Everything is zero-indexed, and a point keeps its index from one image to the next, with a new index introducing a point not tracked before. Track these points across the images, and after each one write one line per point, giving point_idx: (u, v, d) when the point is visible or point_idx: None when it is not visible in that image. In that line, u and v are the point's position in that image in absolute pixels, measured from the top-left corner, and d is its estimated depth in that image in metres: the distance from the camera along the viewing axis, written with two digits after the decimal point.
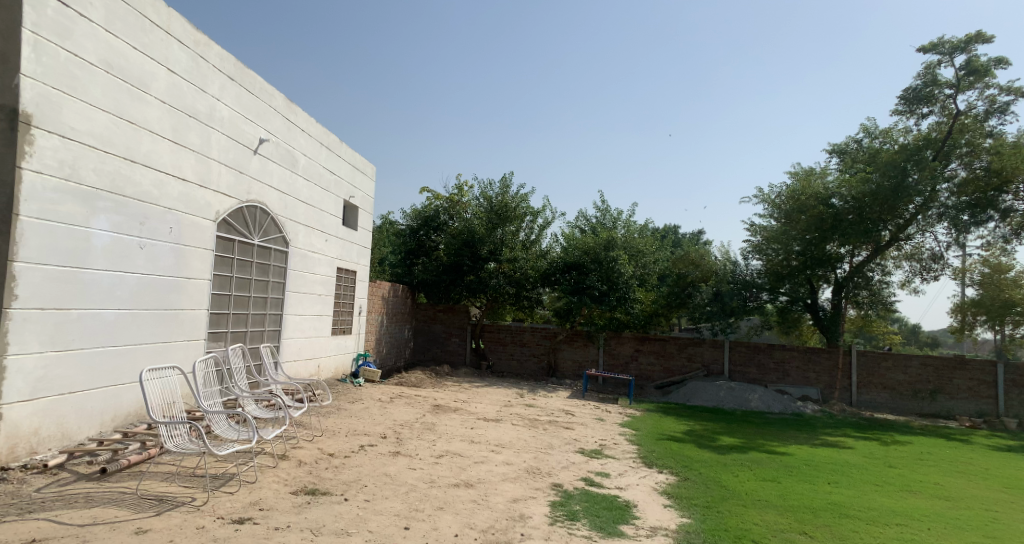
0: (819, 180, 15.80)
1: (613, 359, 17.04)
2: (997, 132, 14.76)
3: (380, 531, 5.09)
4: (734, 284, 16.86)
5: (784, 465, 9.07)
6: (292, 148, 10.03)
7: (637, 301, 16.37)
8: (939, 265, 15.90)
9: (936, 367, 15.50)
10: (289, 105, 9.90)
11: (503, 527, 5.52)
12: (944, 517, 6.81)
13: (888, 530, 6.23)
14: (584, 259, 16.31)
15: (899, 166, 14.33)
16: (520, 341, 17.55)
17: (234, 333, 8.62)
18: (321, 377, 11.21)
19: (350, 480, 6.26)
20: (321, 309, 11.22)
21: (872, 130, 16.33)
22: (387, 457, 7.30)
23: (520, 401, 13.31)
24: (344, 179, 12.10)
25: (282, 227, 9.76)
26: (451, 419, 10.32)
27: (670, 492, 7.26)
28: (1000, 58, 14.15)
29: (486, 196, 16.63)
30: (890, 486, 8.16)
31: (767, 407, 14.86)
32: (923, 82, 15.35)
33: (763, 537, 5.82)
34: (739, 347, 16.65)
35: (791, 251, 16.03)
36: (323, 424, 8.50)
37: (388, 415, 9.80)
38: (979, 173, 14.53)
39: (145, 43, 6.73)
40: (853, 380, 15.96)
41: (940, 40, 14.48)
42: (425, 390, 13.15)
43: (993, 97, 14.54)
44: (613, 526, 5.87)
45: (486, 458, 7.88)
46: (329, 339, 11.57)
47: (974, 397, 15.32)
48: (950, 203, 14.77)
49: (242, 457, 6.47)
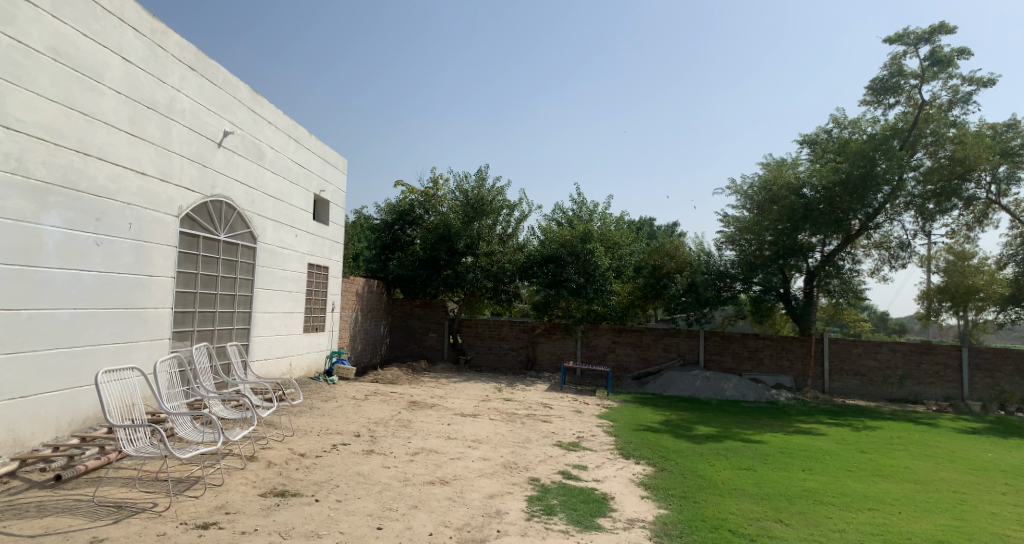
0: (791, 170, 15.95)
1: (591, 351, 17.06)
2: (959, 121, 15.03)
3: (352, 531, 4.98)
4: (708, 275, 17.00)
5: (759, 453, 9.15)
6: (258, 141, 9.79)
7: (614, 293, 16.36)
8: (907, 253, 16.17)
9: (904, 352, 15.80)
10: (255, 97, 9.64)
11: (479, 524, 5.44)
12: (914, 501, 6.91)
13: (861, 515, 6.29)
14: (561, 252, 16.16)
15: (867, 155, 14.51)
16: (497, 335, 17.47)
17: (200, 332, 8.38)
18: (293, 376, 10.99)
19: (322, 480, 6.12)
20: (292, 307, 11.01)
21: (842, 121, 16.51)
22: (360, 456, 7.17)
23: (498, 395, 13.23)
24: (314, 172, 11.86)
25: (249, 222, 9.53)
26: (427, 415, 10.21)
27: (647, 483, 7.26)
28: (962, 49, 14.39)
29: (462, 189, 16.48)
30: (861, 471, 8.26)
31: (742, 396, 15.02)
32: (889, 72, 15.54)
33: (739, 526, 5.84)
34: (713, 337, 16.79)
35: (763, 241, 16.26)
36: (295, 424, 8.33)
37: (362, 413, 9.65)
38: (944, 162, 14.72)
39: (96, 30, 6.46)
40: (825, 368, 16.21)
41: (904, 31, 14.67)
42: (402, 386, 13.01)
43: (956, 87, 14.79)
44: (591, 519, 5.83)
45: (463, 454, 7.80)
46: (301, 336, 11.36)
47: (940, 381, 15.64)
48: (916, 193, 15.02)
49: (209, 460, 6.30)
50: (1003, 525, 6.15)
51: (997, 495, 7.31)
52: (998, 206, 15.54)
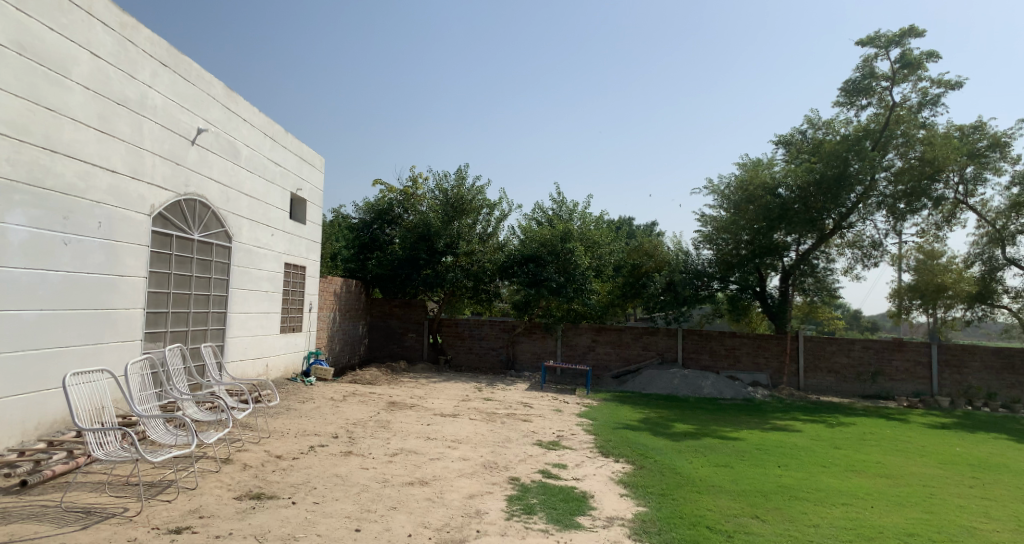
0: (766, 171, 16.17)
1: (571, 350, 17.13)
2: (929, 123, 15.36)
3: (330, 534, 4.94)
4: (686, 274, 17.17)
5: (736, 450, 9.26)
6: (233, 139, 9.65)
7: (593, 292, 16.43)
8: (879, 252, 16.47)
9: (877, 349, 16.11)
10: (230, 94, 9.51)
11: (459, 524, 5.43)
12: (886, 495, 7.06)
13: (834, 510, 6.41)
14: (541, 251, 16.17)
15: (841, 156, 14.76)
16: (477, 335, 17.44)
17: (173, 333, 8.25)
18: (269, 377, 10.86)
19: (299, 482, 6.06)
20: (268, 307, 10.88)
21: (816, 122, 16.78)
22: (338, 457, 7.11)
23: (478, 395, 13.21)
24: (291, 170, 11.73)
25: (224, 221, 9.40)
26: (406, 416, 10.16)
27: (626, 481, 7.30)
28: (931, 52, 14.70)
29: (441, 188, 16.43)
30: (835, 467, 8.41)
31: (719, 393, 15.19)
32: (862, 75, 15.82)
33: (717, 522, 5.90)
34: (691, 335, 16.93)
35: (740, 240, 16.48)
36: (272, 426, 8.23)
37: (341, 414, 9.57)
38: (914, 163, 15.02)
39: (63, 24, 6.32)
40: (800, 365, 16.46)
41: (876, 34, 14.95)
42: (381, 387, 12.92)
43: (925, 89, 15.11)
44: (570, 518, 5.85)
45: (442, 454, 7.77)
46: (277, 337, 11.23)
47: (911, 377, 15.96)
48: (888, 192, 15.31)
49: (182, 463, 6.20)
50: (971, 518, 6.30)
51: (965, 488, 7.50)
52: (965, 206, 15.93)
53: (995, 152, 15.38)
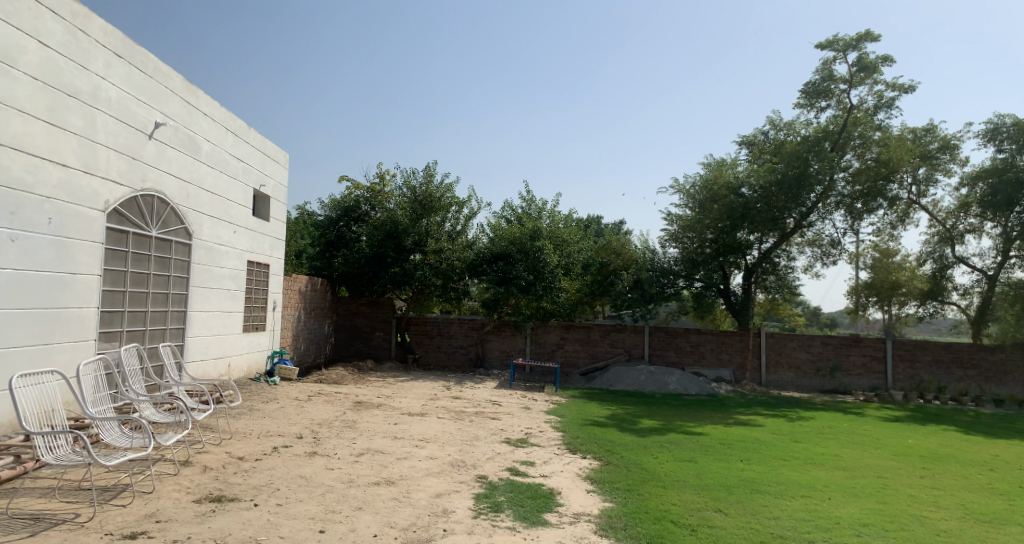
0: (730, 170, 16.48)
1: (539, 348, 17.20)
2: (884, 125, 15.83)
3: (293, 535, 4.87)
4: (653, 272, 17.40)
5: (700, 445, 9.42)
6: (193, 133, 9.42)
7: (562, 290, 16.51)
8: (837, 250, 16.92)
9: (835, 345, 16.57)
10: (189, 87, 9.28)
11: (425, 523, 5.41)
12: (843, 487, 7.26)
13: (794, 502, 6.57)
14: (510, 249, 16.20)
15: (801, 156, 15.10)
16: (446, 333, 17.39)
17: (129, 333, 8.02)
18: (231, 377, 10.64)
19: (261, 484, 5.95)
20: (230, 305, 10.66)
21: (778, 123, 17.15)
22: (302, 458, 7.00)
23: (446, 394, 13.16)
24: (254, 166, 11.50)
25: (184, 217, 9.17)
26: (373, 415, 10.07)
27: (593, 477, 7.37)
28: (886, 56, 15.15)
29: (409, 185, 16.31)
30: (795, 460, 8.62)
31: (684, 389, 15.42)
32: (821, 77, 16.22)
33: (681, 516, 5.99)
34: (658, 332, 17.14)
35: (705, 238, 16.75)
36: (234, 427, 8.07)
37: (306, 414, 9.44)
38: (870, 164, 15.45)
39: (10, 12, 6.09)
40: (763, 361, 16.81)
41: (834, 38, 15.34)
42: (347, 387, 12.77)
43: (881, 92, 15.57)
44: (537, 515, 5.88)
45: (409, 454, 7.72)
46: (240, 336, 11.01)
47: (867, 372, 16.45)
48: (846, 192, 15.74)
49: (138, 466, 6.04)
50: (922, 507, 6.53)
51: (917, 479, 7.76)
52: (918, 206, 16.51)
53: (946, 154, 15.96)
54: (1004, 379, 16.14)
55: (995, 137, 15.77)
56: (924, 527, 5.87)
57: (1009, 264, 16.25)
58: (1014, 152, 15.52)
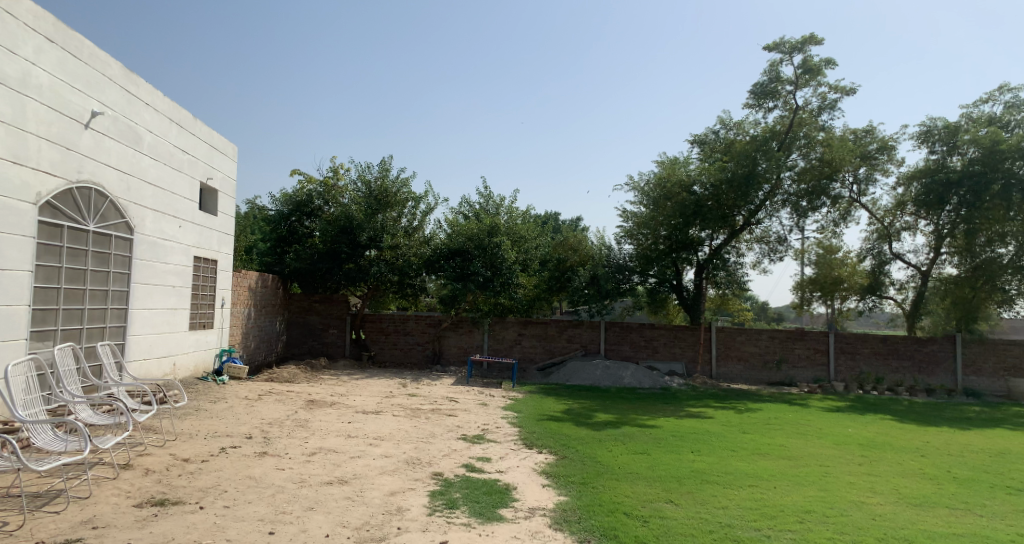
0: (683, 168, 16.79)
1: (497, 344, 17.24)
2: (827, 126, 16.39)
3: (240, 538, 4.75)
4: (608, 268, 17.62)
5: (654, 437, 9.60)
6: (134, 123, 9.05)
7: (519, 286, 16.55)
8: (784, 247, 17.47)
9: (781, 339, 17.12)
10: (129, 75, 8.92)
11: (378, 522, 5.35)
12: (788, 475, 7.52)
13: (742, 492, 6.76)
14: (467, 245, 16.17)
15: (750, 155, 15.52)
16: (402, 330, 17.25)
17: (65, 331, 7.67)
18: (177, 376, 10.29)
19: (208, 486, 5.78)
20: (175, 302, 10.31)
21: (728, 122, 17.57)
22: (252, 458, 6.83)
23: (402, 391, 13.05)
24: (200, 159, 11.14)
25: (124, 211, 8.82)
26: (327, 414, 9.91)
27: (549, 471, 7.43)
28: (829, 59, 15.68)
29: (364, 179, 16.08)
30: (744, 450, 8.88)
31: (638, 383, 15.68)
32: (768, 79, 16.67)
33: (633, 508, 6.09)
34: (613, 327, 17.38)
35: (658, 235, 17.06)
36: (179, 428, 7.81)
37: (256, 413, 9.21)
38: (814, 163, 16.00)
39: None
40: (713, 354, 17.25)
41: (780, 40, 15.79)
42: (299, 385, 12.53)
43: (825, 94, 16.12)
44: (492, 511, 5.89)
45: (364, 452, 7.64)
46: (186, 334, 10.66)
47: (811, 364, 17.05)
48: (791, 191, 16.25)
49: (75, 470, 5.79)
50: (861, 493, 6.81)
51: (857, 466, 8.10)
52: (858, 205, 17.21)
53: (884, 154, 16.65)
54: (935, 370, 16.92)
55: (928, 138, 16.52)
56: (862, 512, 6.13)
57: (941, 260, 17.11)
58: (945, 153, 16.32)
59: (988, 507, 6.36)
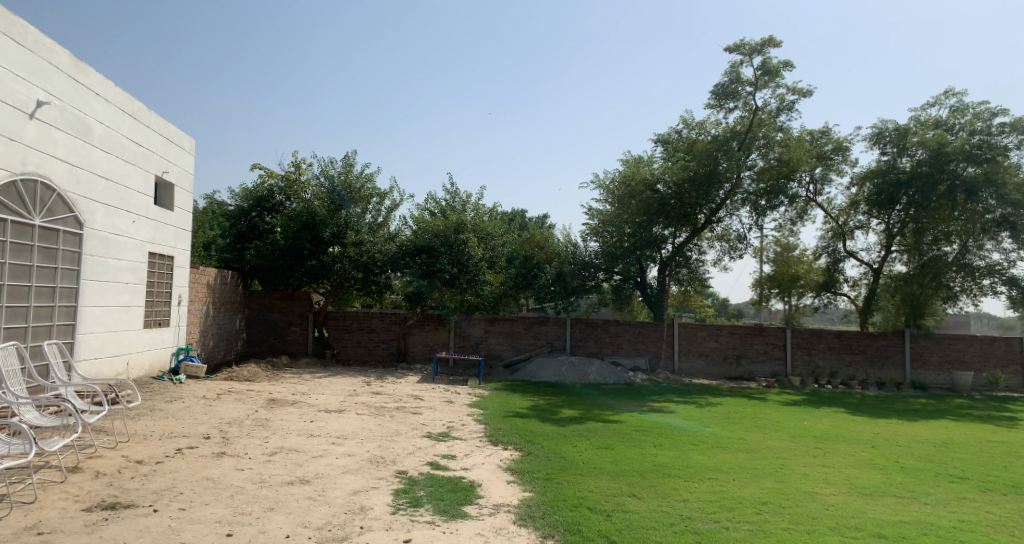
0: (647, 167, 16.96)
1: (463, 341, 17.21)
2: (785, 127, 16.78)
3: (196, 540, 4.65)
4: (574, 265, 17.75)
5: (617, 432, 9.72)
6: (83, 114, 8.74)
7: (486, 283, 16.53)
8: (744, 245, 17.85)
9: (741, 335, 17.49)
10: (77, 64, 8.61)
11: (341, 521, 5.29)
12: (746, 468, 7.69)
13: (702, 485, 6.90)
14: (433, 242, 16.06)
15: (711, 155, 15.81)
16: (367, 327, 17.07)
17: (8, 330, 7.38)
18: (130, 376, 9.99)
19: (162, 488, 5.63)
20: (128, 300, 10.00)
21: (690, 122, 17.85)
22: (209, 459, 6.67)
23: (366, 389, 12.91)
24: (155, 152, 10.81)
25: (73, 205, 8.51)
26: (288, 413, 9.75)
27: (514, 468, 7.45)
28: (787, 61, 16.05)
29: (327, 175, 15.86)
30: (704, 444, 9.06)
31: (603, 379, 15.81)
32: (729, 79, 16.97)
33: (597, 503, 6.15)
34: (579, 324, 17.51)
35: (623, 233, 17.24)
36: (132, 428, 7.58)
37: (214, 413, 9.00)
38: (773, 163, 16.39)
39: None
40: (675, 350, 17.52)
41: (741, 42, 16.10)
42: (259, 384, 12.29)
43: (783, 96, 16.50)
44: (456, 508, 5.88)
45: (326, 451, 7.53)
46: (140, 333, 10.34)
47: (769, 359, 17.47)
48: (751, 190, 16.60)
49: (18, 475, 5.56)
50: (815, 484, 7.02)
51: (813, 458, 8.33)
52: (814, 204, 17.69)
53: (838, 155, 17.16)
54: (885, 363, 17.52)
55: (880, 140, 17.09)
56: (816, 502, 6.31)
57: (891, 258, 17.74)
58: (895, 155, 16.88)
59: (933, 495, 6.63)
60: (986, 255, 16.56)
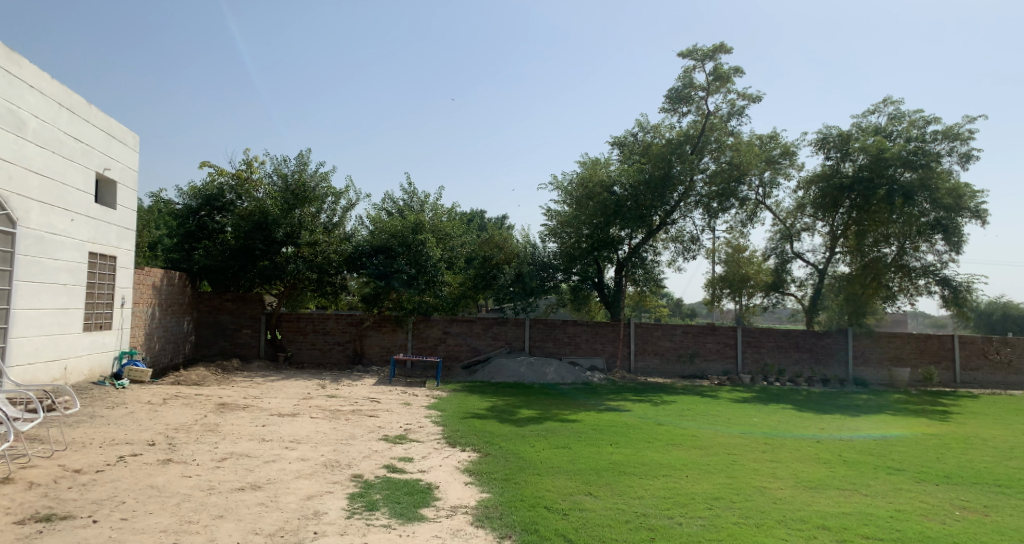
0: (604, 168, 17.07)
1: (421, 342, 17.10)
2: (736, 131, 17.21)
3: None
4: (533, 265, 17.86)
5: (575, 431, 9.80)
6: (16, 108, 8.34)
7: (444, 284, 16.42)
8: (697, 246, 18.26)
9: (694, 334, 17.89)
10: (9, 54, 8.20)
11: (294, 527, 5.18)
12: (699, 464, 7.86)
13: (656, 481, 7.02)
14: (391, 242, 15.90)
15: (665, 158, 16.23)
16: (322, 329, 16.77)
17: None
18: (69, 381, 9.57)
19: (102, 498, 5.40)
20: (66, 302, 9.58)
21: (645, 126, 18.18)
22: (153, 466, 6.43)
23: (321, 392, 12.68)
24: (96, 148, 10.37)
25: (5, 202, 8.10)
26: (239, 417, 9.49)
27: (472, 469, 7.43)
28: (737, 67, 16.47)
29: (281, 173, 15.43)
30: (659, 442, 9.21)
31: (561, 379, 15.87)
32: (682, 84, 17.30)
33: (554, 502, 6.19)
34: (537, 324, 17.60)
35: (581, 234, 17.38)
36: (70, 436, 7.25)
37: (159, 419, 8.68)
38: (724, 166, 16.77)
39: None
40: (632, 349, 17.76)
41: (693, 48, 16.44)
42: (208, 388, 11.93)
43: (734, 101, 16.93)
44: (413, 510, 5.83)
45: (279, 456, 7.36)
46: (79, 336, 9.92)
47: (721, 357, 17.89)
48: (703, 192, 16.97)
49: None
50: (764, 479, 7.22)
51: (762, 454, 8.57)
52: (763, 206, 18.25)
53: (786, 159, 17.79)
54: (830, 361, 18.14)
55: (824, 145, 17.74)
56: (764, 497, 6.48)
57: (835, 259, 18.43)
58: (839, 159, 17.52)
59: (873, 487, 6.91)
60: (921, 256, 17.39)
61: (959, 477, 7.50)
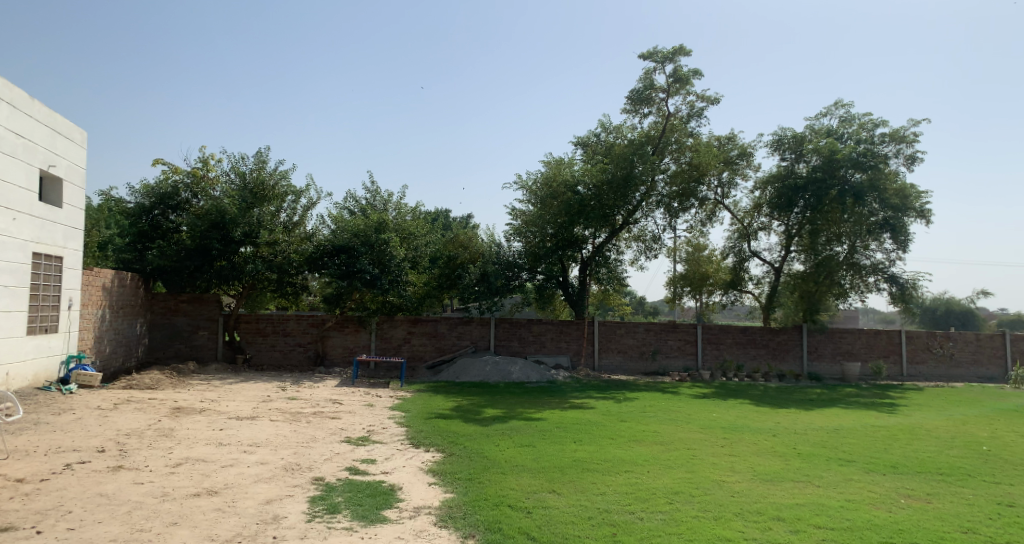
0: (567, 168, 17.18)
1: (384, 343, 16.93)
2: (695, 132, 17.51)
3: None
4: (498, 264, 17.78)
5: (538, 429, 9.82)
6: None
7: (408, 284, 16.30)
8: (658, 245, 18.50)
9: (656, 331, 18.16)
10: None
11: (252, 533, 5.06)
12: (660, 460, 7.97)
13: (618, 477, 7.09)
14: (353, 242, 15.65)
15: (627, 159, 16.19)
16: (282, 330, 16.46)
17: None
18: (12, 387, 9.17)
19: (48, 508, 5.19)
20: (8, 304, 9.18)
21: (608, 126, 18.35)
22: (103, 474, 6.21)
23: (281, 395, 12.42)
24: (39, 144, 9.95)
25: None
26: (195, 422, 9.22)
27: (435, 469, 7.38)
28: (695, 70, 16.76)
29: (238, 171, 15.10)
30: (621, 438, 9.31)
31: (526, 377, 15.88)
32: (644, 85, 17.50)
33: (518, 500, 6.19)
34: (502, 323, 17.61)
35: (545, 233, 17.40)
36: (12, 445, 6.94)
37: (110, 425, 8.39)
38: (684, 167, 17.09)
39: None
40: (595, 347, 17.90)
41: (654, 49, 16.65)
42: (163, 392, 11.58)
43: (693, 102, 17.23)
44: (376, 512, 5.77)
45: (237, 460, 7.19)
46: (23, 339, 9.52)
47: (682, 354, 18.19)
48: (665, 192, 17.23)
49: None
50: (723, 473, 7.36)
51: (721, 448, 8.74)
52: (722, 206, 18.64)
53: (743, 160, 18.20)
54: (785, 356, 18.65)
55: (779, 146, 18.21)
56: (722, 490, 6.61)
57: (790, 257, 18.91)
58: (793, 160, 18.04)
59: (826, 478, 7.11)
60: (871, 255, 18.00)
61: (906, 466, 7.78)
